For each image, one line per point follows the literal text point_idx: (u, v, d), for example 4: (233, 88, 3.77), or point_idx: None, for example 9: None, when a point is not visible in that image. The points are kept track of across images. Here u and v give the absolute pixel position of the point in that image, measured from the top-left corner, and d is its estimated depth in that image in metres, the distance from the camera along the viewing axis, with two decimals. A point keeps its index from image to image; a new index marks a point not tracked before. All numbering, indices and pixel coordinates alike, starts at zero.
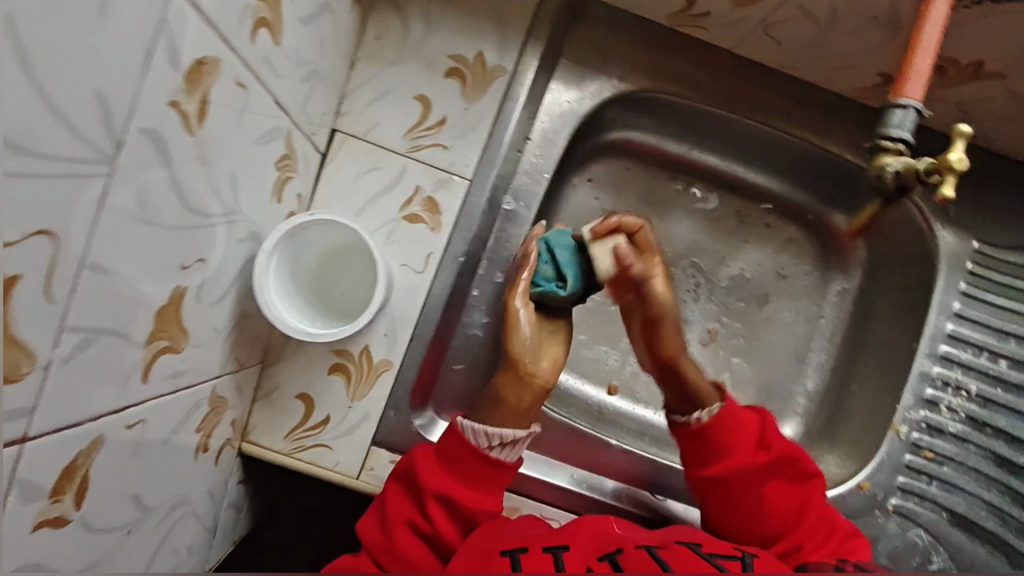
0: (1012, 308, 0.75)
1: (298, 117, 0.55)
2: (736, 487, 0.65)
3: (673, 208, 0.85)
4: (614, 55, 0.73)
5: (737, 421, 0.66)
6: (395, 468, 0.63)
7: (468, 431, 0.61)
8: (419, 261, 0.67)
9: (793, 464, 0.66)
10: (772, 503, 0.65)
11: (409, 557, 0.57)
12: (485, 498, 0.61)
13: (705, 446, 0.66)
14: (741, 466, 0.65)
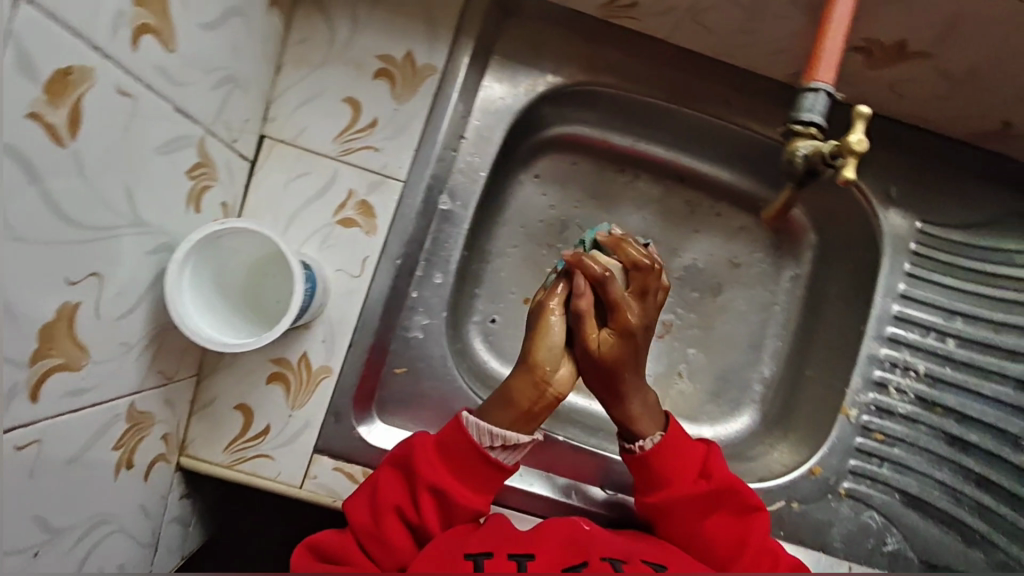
0: (958, 288, 0.76)
1: (213, 124, 0.53)
2: (678, 515, 0.65)
3: (621, 201, 0.84)
4: (547, 51, 0.72)
5: (680, 450, 0.66)
6: (395, 448, 0.63)
7: (475, 429, 0.60)
8: (355, 266, 0.67)
9: (733, 495, 0.65)
10: (712, 532, 0.64)
11: (391, 542, 0.58)
12: (478, 497, 0.61)
13: (648, 474, 0.65)
14: (683, 496, 0.64)
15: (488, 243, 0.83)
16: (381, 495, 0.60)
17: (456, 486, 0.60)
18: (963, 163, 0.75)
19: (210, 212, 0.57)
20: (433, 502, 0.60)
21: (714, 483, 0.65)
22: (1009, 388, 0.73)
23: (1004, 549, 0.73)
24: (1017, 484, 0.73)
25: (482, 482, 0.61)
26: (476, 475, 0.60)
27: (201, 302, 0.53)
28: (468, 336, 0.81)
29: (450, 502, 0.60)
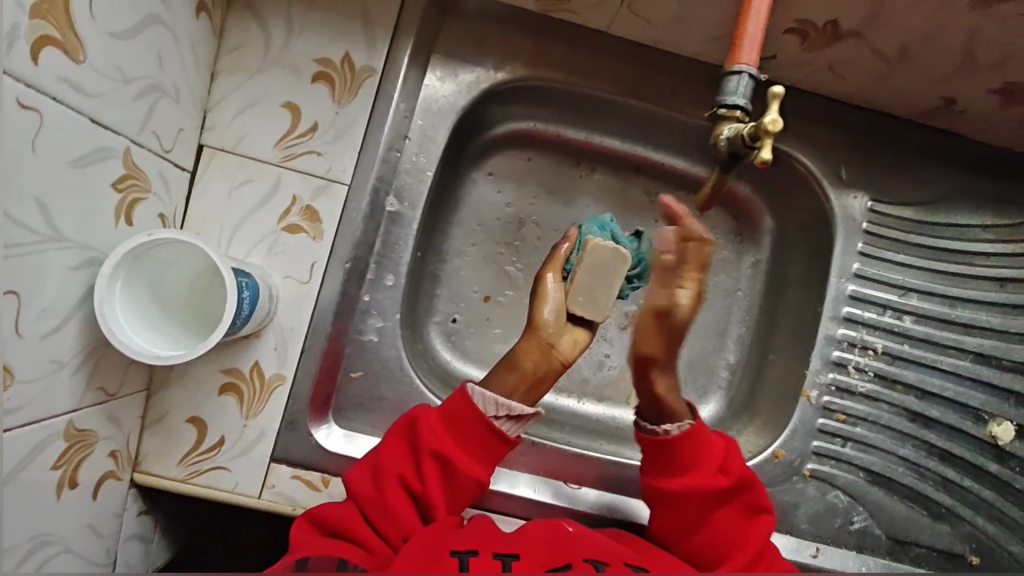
0: (913, 265, 0.77)
1: (138, 134, 0.53)
2: (687, 505, 0.63)
3: (578, 193, 0.84)
4: (489, 47, 0.72)
5: (702, 442, 0.64)
6: (400, 420, 0.64)
7: (482, 397, 0.61)
8: (303, 272, 0.66)
9: (744, 493, 0.63)
10: (713, 529, 0.62)
11: (394, 511, 0.58)
12: (480, 469, 0.61)
13: (664, 458, 0.64)
14: (696, 486, 0.62)
15: (445, 243, 0.82)
16: (383, 465, 0.60)
17: (460, 455, 0.60)
18: (908, 141, 0.76)
19: (143, 223, 0.56)
20: (438, 471, 0.60)
21: (732, 478, 0.63)
22: (967, 361, 0.76)
23: (969, 521, 0.75)
24: (978, 456, 0.76)
25: (487, 453, 0.61)
26: (477, 444, 0.61)
27: (137, 317, 0.52)
28: (428, 336, 0.81)
29: (454, 472, 0.60)
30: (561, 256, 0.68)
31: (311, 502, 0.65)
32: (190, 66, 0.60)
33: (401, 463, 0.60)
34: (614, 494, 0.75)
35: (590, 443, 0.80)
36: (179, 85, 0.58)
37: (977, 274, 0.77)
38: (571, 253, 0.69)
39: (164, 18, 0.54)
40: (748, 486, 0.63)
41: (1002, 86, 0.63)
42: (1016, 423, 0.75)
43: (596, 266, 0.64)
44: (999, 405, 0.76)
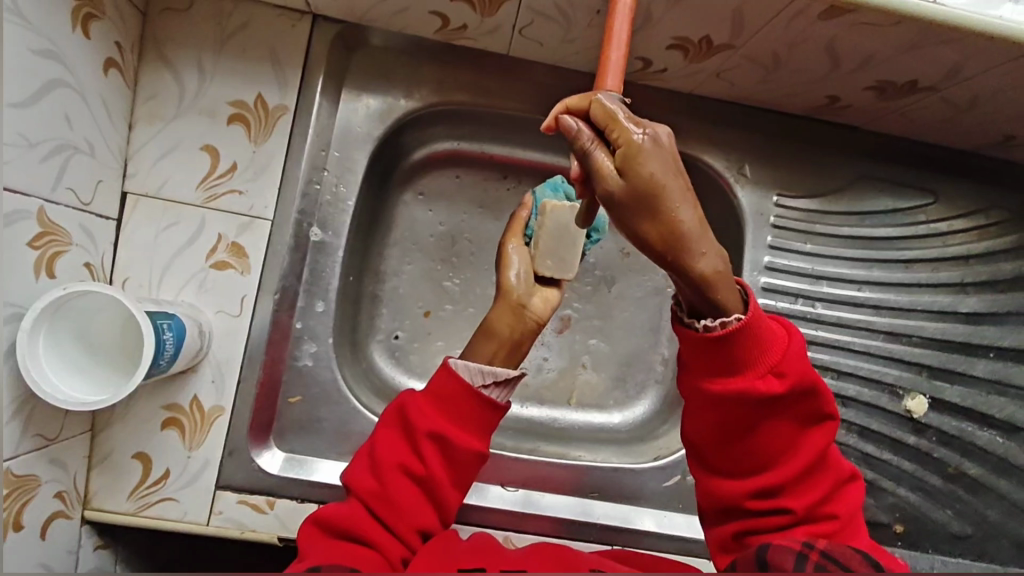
0: (823, 253, 0.81)
1: (53, 192, 0.56)
2: (730, 415, 0.55)
3: (507, 207, 0.87)
4: (398, 78, 0.75)
5: (762, 337, 0.53)
6: (393, 407, 0.65)
7: (466, 369, 0.63)
8: (233, 305, 0.69)
9: (801, 398, 0.55)
10: (761, 437, 0.56)
11: (399, 499, 0.60)
12: (476, 441, 0.63)
13: (714, 361, 0.53)
14: (747, 392, 0.53)
15: (381, 263, 0.84)
16: (382, 455, 0.61)
17: (455, 432, 0.62)
18: (808, 134, 0.80)
19: (67, 275, 0.59)
20: (437, 450, 0.61)
21: (787, 383, 0.54)
22: (878, 340, 0.81)
23: (892, 492, 0.80)
24: (896, 430, 0.81)
25: (478, 424, 0.63)
26: (472, 417, 0.62)
27: (61, 365, 0.55)
28: (372, 354, 0.83)
29: (452, 449, 0.62)
30: (520, 222, 0.73)
31: (258, 524, 0.69)
32: (104, 121, 0.63)
33: (398, 452, 0.61)
34: (554, 494, 0.78)
35: (533, 445, 0.83)
36: (94, 140, 0.61)
37: (881, 257, 0.82)
38: (530, 218, 0.74)
39: (71, 80, 0.57)
40: (804, 388, 0.54)
41: (876, 83, 0.69)
42: (928, 395, 0.81)
43: (558, 224, 0.69)
44: (913, 379, 0.81)
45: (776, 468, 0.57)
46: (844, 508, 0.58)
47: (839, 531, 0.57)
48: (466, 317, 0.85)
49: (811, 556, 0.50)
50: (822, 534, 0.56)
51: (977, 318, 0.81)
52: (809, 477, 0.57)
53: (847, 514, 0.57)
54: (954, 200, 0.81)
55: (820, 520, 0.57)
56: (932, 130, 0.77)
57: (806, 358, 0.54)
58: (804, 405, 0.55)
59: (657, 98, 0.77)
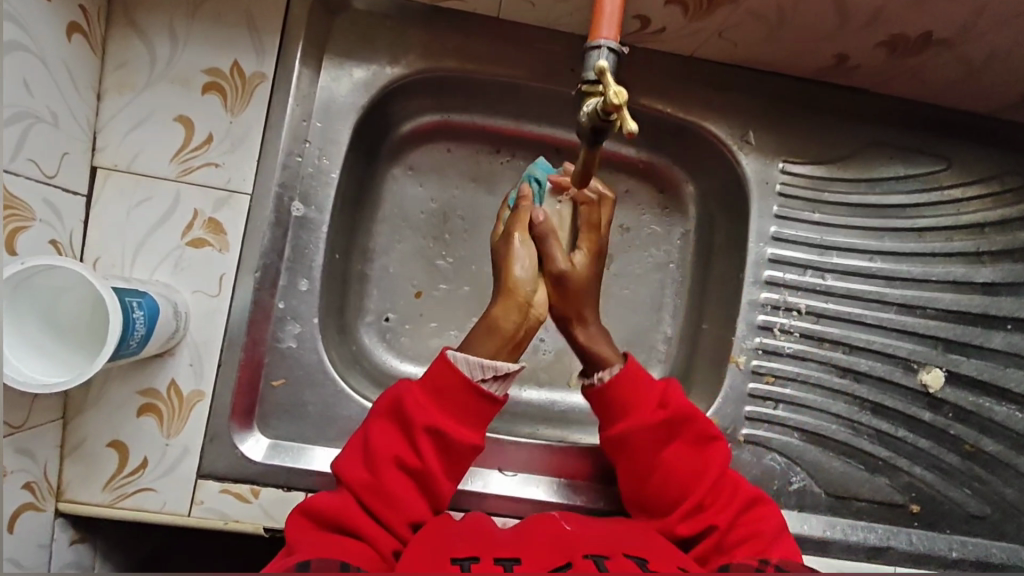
0: (831, 222, 0.78)
1: (12, 162, 0.52)
2: (637, 447, 0.64)
3: (500, 181, 0.83)
4: (383, 43, 0.72)
5: (639, 379, 0.65)
6: (387, 396, 0.62)
7: (466, 363, 0.60)
8: (212, 285, 0.66)
9: (690, 424, 0.65)
10: (668, 468, 0.64)
11: (393, 495, 0.58)
12: (475, 435, 0.61)
13: (610, 406, 0.65)
14: (640, 424, 0.64)
15: (370, 241, 0.81)
16: (375, 447, 0.59)
17: (453, 426, 0.59)
18: (814, 99, 0.76)
19: (31, 252, 0.55)
20: (432, 445, 0.59)
21: (671, 410, 0.64)
22: (891, 313, 0.78)
23: (907, 471, 0.76)
24: (910, 406, 0.77)
25: (474, 417, 0.60)
26: (469, 412, 0.60)
27: (22, 345, 0.51)
28: (362, 336, 0.79)
29: (449, 443, 0.59)
30: (524, 211, 0.66)
31: (242, 514, 0.65)
32: (69, 89, 0.59)
33: (393, 444, 0.59)
34: (555, 479, 0.73)
35: (531, 429, 0.79)
36: (57, 108, 0.58)
37: (891, 226, 0.78)
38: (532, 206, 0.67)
39: (30, 43, 0.53)
40: (688, 416, 0.65)
41: (887, 39, 0.66)
42: (944, 369, 0.77)
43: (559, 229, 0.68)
44: (928, 353, 0.78)
45: (693, 492, 0.63)
46: (768, 520, 0.62)
47: (766, 539, 0.60)
48: (460, 296, 0.82)
49: (766, 568, 0.53)
50: (750, 545, 0.60)
51: (993, 288, 0.78)
52: (723, 495, 0.63)
53: (773, 522, 0.62)
54: (967, 165, 0.78)
55: (746, 532, 0.61)
56: (941, 91, 0.74)
57: (681, 393, 0.66)
58: (695, 429, 0.65)
59: (654, 60, 0.73)
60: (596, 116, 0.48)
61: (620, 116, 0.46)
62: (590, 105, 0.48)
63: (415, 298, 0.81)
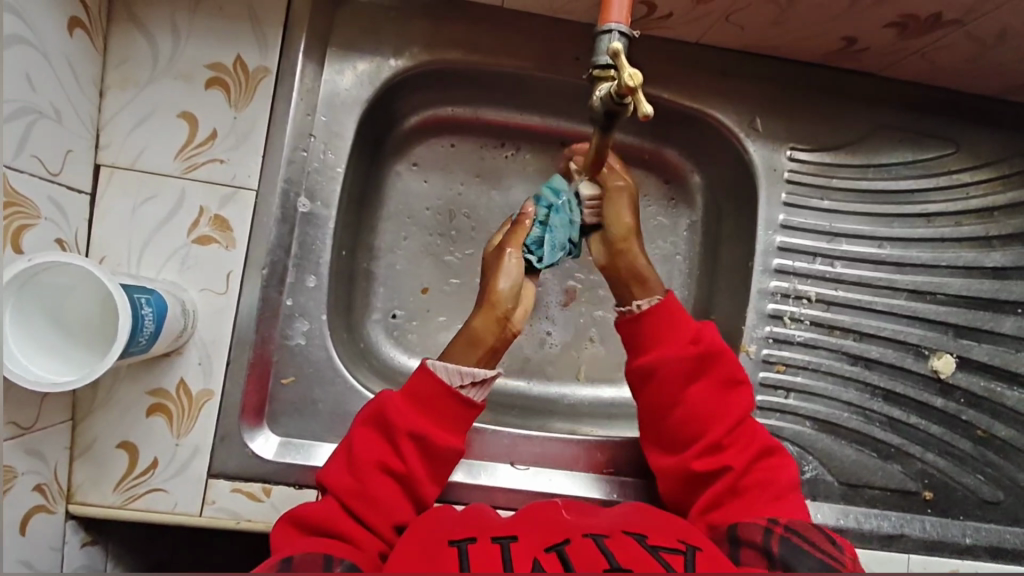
0: (840, 209, 0.77)
1: (16, 159, 0.52)
2: (667, 379, 0.64)
3: (505, 175, 0.83)
4: (387, 36, 0.71)
5: (672, 316, 0.65)
6: (367, 408, 0.62)
7: (443, 369, 0.62)
8: (219, 283, 0.65)
9: (719, 362, 0.64)
10: (693, 404, 0.63)
11: (377, 496, 0.58)
12: (456, 439, 0.62)
13: (637, 336, 0.66)
14: (672, 355, 0.63)
15: (375, 238, 0.80)
16: (358, 453, 0.59)
17: (435, 429, 0.61)
18: (820, 85, 0.76)
19: (36, 251, 0.55)
20: (415, 449, 0.60)
21: (705, 348, 0.64)
22: (901, 299, 0.77)
23: (919, 458, 0.76)
24: (922, 392, 0.77)
25: (456, 422, 0.62)
26: (450, 416, 0.62)
27: (30, 344, 0.51)
28: (370, 333, 0.79)
29: (431, 447, 0.61)
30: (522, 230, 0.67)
31: (254, 513, 0.65)
32: (72, 85, 0.58)
33: (376, 450, 0.60)
34: (567, 472, 0.73)
35: (541, 422, 0.79)
36: (60, 104, 0.57)
37: (900, 212, 0.78)
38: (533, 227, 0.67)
39: (31, 37, 0.53)
40: (720, 355, 0.64)
41: (896, 20, 0.65)
42: (955, 355, 0.77)
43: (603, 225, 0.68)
44: (938, 338, 0.77)
45: (714, 430, 0.63)
46: (780, 470, 0.62)
47: (778, 488, 0.61)
48: (467, 290, 0.81)
49: (776, 530, 0.55)
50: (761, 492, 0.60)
51: (1003, 273, 0.78)
52: (743, 441, 0.63)
53: (784, 472, 0.62)
54: (976, 149, 0.77)
55: (759, 477, 0.61)
56: (946, 74, 0.73)
57: (715, 332, 0.65)
58: (725, 369, 0.64)
59: (660, 49, 0.73)
60: (609, 99, 0.49)
61: (632, 98, 0.47)
62: (602, 89, 0.49)
63: (423, 293, 0.80)
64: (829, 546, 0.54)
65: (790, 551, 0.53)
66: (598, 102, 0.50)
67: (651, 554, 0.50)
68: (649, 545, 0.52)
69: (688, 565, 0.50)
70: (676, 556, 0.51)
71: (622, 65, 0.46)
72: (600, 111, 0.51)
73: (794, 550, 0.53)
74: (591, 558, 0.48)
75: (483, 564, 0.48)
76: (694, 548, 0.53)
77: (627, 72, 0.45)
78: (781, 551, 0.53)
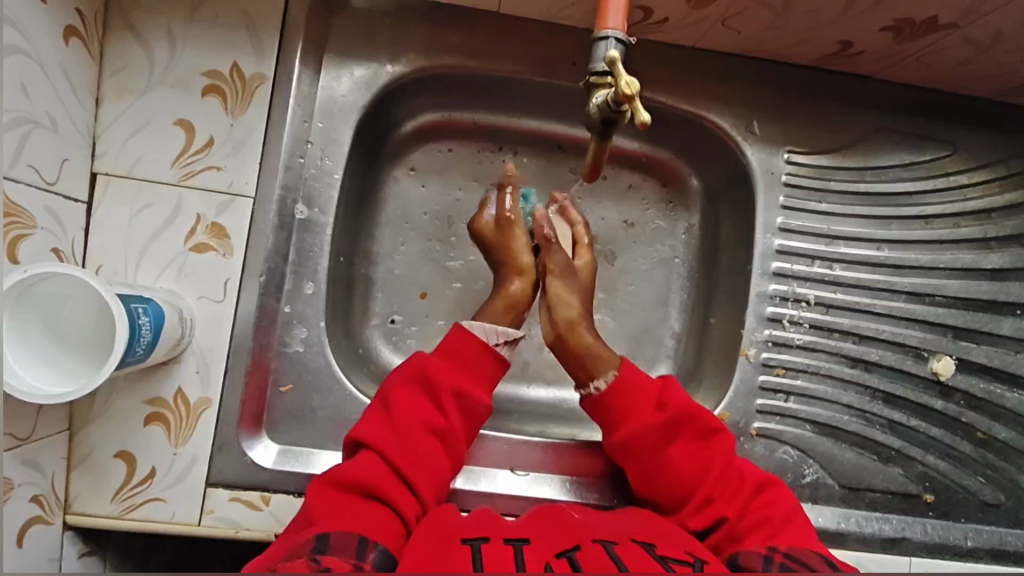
0: (838, 212, 0.77)
1: (12, 169, 0.51)
2: (642, 451, 0.65)
3: (503, 180, 0.83)
4: (383, 42, 0.71)
5: (629, 387, 0.66)
6: (403, 369, 0.65)
7: (481, 329, 0.66)
8: (217, 290, 0.65)
9: (688, 420, 0.65)
10: (675, 468, 0.64)
11: (424, 455, 0.60)
12: (488, 396, 0.65)
13: (606, 414, 0.67)
14: (638, 429, 0.65)
15: (373, 244, 0.80)
16: (398, 411, 0.61)
17: (472, 386, 0.64)
18: (817, 88, 0.76)
19: (33, 260, 0.54)
20: (454, 406, 0.63)
21: (668, 412, 0.65)
22: (900, 301, 0.77)
23: (920, 460, 0.76)
24: (923, 395, 0.77)
25: (488, 377, 0.66)
26: (483, 372, 0.65)
27: (27, 355, 0.50)
28: (368, 338, 0.78)
29: (469, 402, 0.64)
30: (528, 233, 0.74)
31: (253, 522, 0.64)
32: (67, 94, 0.58)
33: (418, 407, 0.62)
34: (567, 478, 0.72)
35: (540, 428, 0.78)
36: (56, 114, 0.57)
37: (898, 214, 0.78)
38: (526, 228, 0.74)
39: (26, 46, 0.52)
40: (686, 414, 0.65)
41: (893, 23, 0.66)
42: (954, 357, 0.77)
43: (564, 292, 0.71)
44: (938, 341, 0.77)
45: (699, 487, 0.63)
46: (776, 504, 0.61)
47: (776, 523, 0.59)
48: (467, 293, 0.81)
49: (774, 558, 0.54)
50: (760, 534, 0.59)
51: (1002, 274, 0.78)
52: (732, 488, 0.62)
53: (782, 505, 0.61)
54: (973, 151, 0.78)
55: (756, 515, 0.60)
56: (943, 76, 0.74)
57: (679, 392, 0.66)
58: (691, 425, 0.65)
59: (657, 53, 0.73)
60: (606, 107, 0.49)
61: (630, 105, 0.47)
62: (599, 97, 0.50)
63: (423, 298, 0.80)
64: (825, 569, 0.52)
65: None
66: (596, 110, 0.50)
67: (659, 563, 0.50)
68: (658, 555, 0.52)
69: (697, 574, 0.50)
70: (684, 566, 0.51)
71: (619, 73, 0.46)
72: (597, 119, 0.51)
73: None
74: (602, 567, 0.48)
75: (496, 564, 0.48)
76: (702, 560, 0.53)
77: (623, 79, 0.45)
78: None
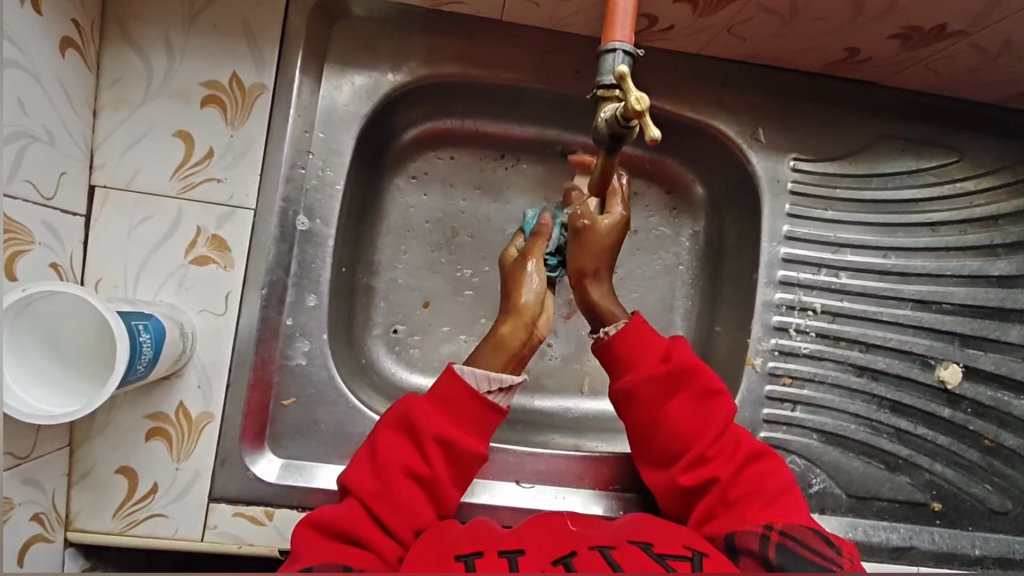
0: (844, 219, 0.77)
1: (7, 186, 0.51)
2: (646, 399, 0.63)
3: (506, 187, 0.82)
4: (385, 50, 0.70)
5: (638, 337, 0.65)
6: (392, 410, 0.62)
7: (472, 374, 0.62)
8: (218, 304, 0.64)
9: (693, 378, 0.63)
10: (674, 423, 0.63)
11: (406, 502, 0.58)
12: (482, 446, 0.62)
13: (613, 360, 0.65)
14: (646, 377, 0.63)
15: (374, 253, 0.79)
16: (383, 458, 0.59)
17: (461, 435, 0.61)
18: (822, 95, 0.75)
19: (31, 277, 0.54)
20: (440, 455, 0.60)
21: (675, 366, 0.63)
22: (907, 309, 0.77)
23: (927, 468, 0.75)
24: (929, 402, 0.76)
25: (481, 429, 0.62)
26: (475, 423, 0.62)
27: (26, 375, 0.50)
28: (371, 348, 0.78)
29: (457, 452, 0.60)
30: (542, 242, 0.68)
31: (257, 537, 0.64)
32: (64, 107, 0.57)
33: (406, 455, 0.59)
34: (574, 490, 0.72)
35: (544, 438, 0.78)
36: (53, 127, 0.56)
37: (904, 221, 0.77)
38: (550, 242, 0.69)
39: (21, 61, 0.51)
40: (693, 370, 0.63)
41: (900, 31, 0.65)
42: (961, 364, 0.76)
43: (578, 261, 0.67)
44: (945, 348, 0.77)
45: (697, 445, 0.62)
46: (770, 477, 0.60)
47: (770, 495, 0.59)
48: (470, 300, 0.80)
49: (771, 536, 0.55)
50: (753, 505, 0.59)
51: (1009, 281, 0.77)
52: (728, 454, 0.62)
53: (776, 478, 0.61)
54: (979, 158, 0.77)
55: (748, 485, 0.60)
56: (950, 83, 0.73)
57: (687, 349, 0.65)
58: (695, 383, 0.63)
59: (662, 61, 0.72)
60: (614, 121, 0.48)
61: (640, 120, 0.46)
62: (608, 111, 0.49)
63: (426, 306, 0.80)
64: (826, 549, 0.53)
65: (787, 559, 0.53)
66: (603, 125, 0.50)
67: (657, 562, 0.49)
68: (656, 553, 0.51)
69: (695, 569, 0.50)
70: (682, 563, 0.50)
71: (626, 86, 0.46)
72: (604, 132, 0.50)
73: (790, 557, 0.53)
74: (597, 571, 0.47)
75: None
76: (701, 555, 0.53)
77: (631, 95, 0.44)
78: (777, 557, 0.53)
